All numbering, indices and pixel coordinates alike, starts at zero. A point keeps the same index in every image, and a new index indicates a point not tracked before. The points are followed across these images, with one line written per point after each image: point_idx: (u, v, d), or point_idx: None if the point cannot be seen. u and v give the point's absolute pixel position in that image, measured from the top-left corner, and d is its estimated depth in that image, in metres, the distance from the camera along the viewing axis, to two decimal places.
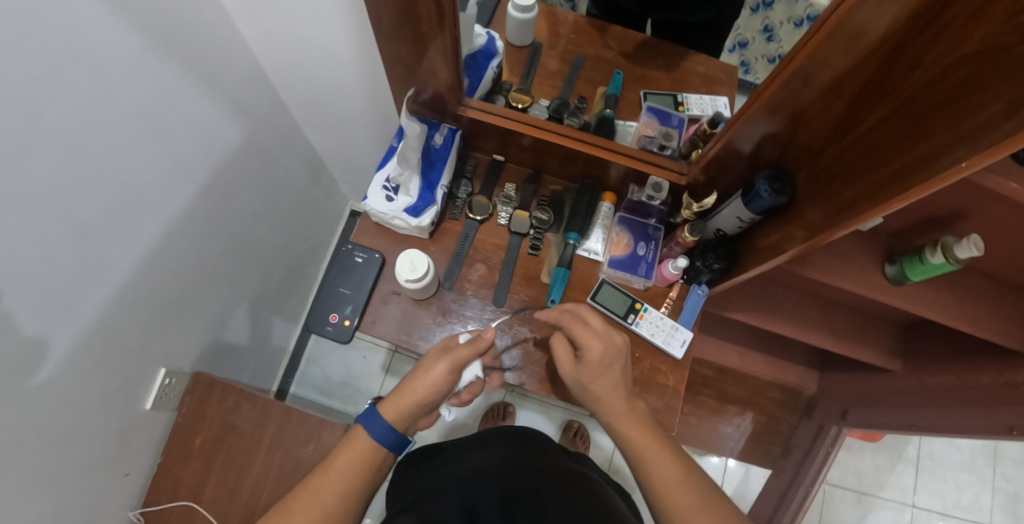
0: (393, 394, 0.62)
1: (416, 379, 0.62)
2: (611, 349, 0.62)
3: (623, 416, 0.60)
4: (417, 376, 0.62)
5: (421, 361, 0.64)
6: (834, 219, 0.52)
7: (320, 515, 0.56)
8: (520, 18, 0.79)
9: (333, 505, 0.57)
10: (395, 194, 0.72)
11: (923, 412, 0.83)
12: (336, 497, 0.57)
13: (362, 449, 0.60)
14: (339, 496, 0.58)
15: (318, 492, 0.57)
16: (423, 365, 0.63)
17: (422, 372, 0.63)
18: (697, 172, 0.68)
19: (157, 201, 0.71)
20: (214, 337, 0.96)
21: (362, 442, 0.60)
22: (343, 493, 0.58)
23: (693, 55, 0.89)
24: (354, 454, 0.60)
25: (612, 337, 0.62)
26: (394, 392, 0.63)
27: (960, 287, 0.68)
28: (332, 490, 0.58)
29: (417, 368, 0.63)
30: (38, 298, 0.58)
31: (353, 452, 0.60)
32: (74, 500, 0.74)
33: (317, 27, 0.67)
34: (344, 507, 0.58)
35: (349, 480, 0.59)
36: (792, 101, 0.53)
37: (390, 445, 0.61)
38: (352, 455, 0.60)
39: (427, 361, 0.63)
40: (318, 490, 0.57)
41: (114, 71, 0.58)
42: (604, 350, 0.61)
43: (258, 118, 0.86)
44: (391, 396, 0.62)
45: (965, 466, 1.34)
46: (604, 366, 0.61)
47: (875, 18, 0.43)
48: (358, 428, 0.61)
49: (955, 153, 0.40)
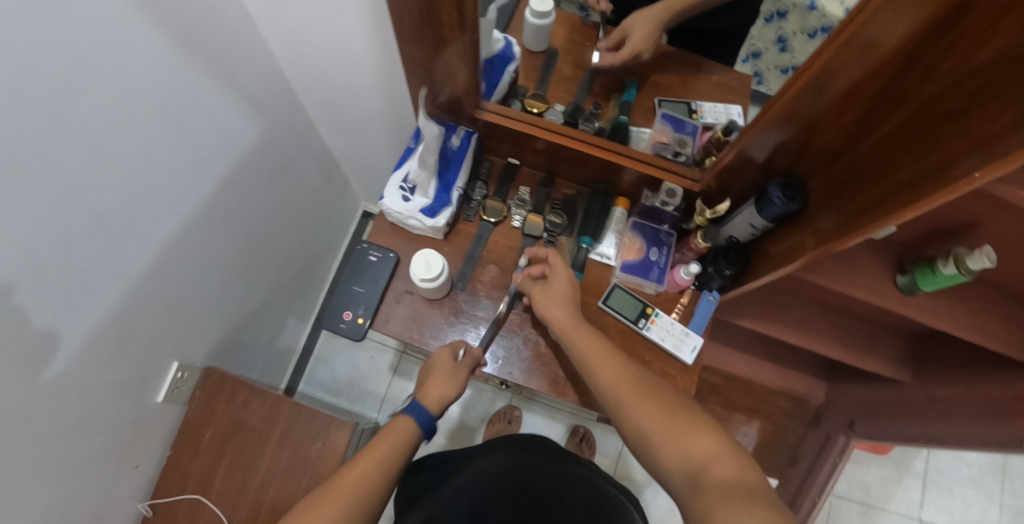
0: (421, 393, 0.68)
1: (446, 387, 0.68)
2: (567, 281, 0.70)
3: (611, 364, 0.63)
4: (449, 381, 0.68)
5: (441, 367, 0.68)
6: (846, 226, 0.52)
7: (368, 486, 0.58)
8: (538, 24, 0.80)
9: (380, 477, 0.59)
10: (411, 194, 0.73)
11: (932, 424, 0.83)
12: (379, 479, 0.59)
13: (406, 432, 0.63)
14: (385, 470, 0.60)
15: (362, 473, 0.59)
16: (449, 372, 0.68)
17: (449, 376, 0.68)
18: (710, 179, 0.68)
19: (175, 197, 0.72)
20: (226, 333, 0.97)
21: (401, 424, 0.64)
22: (386, 471, 0.60)
23: (708, 63, 0.89)
24: (391, 439, 0.62)
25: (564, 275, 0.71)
26: (420, 391, 0.68)
27: (970, 298, 0.68)
28: (380, 464, 0.60)
29: (441, 374, 0.68)
30: (53, 288, 0.59)
31: (397, 432, 0.63)
32: (84, 490, 0.75)
33: (339, 28, 0.68)
34: (383, 488, 0.60)
35: (394, 456, 0.61)
36: (806, 110, 0.54)
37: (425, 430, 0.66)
38: (397, 436, 0.63)
39: (452, 369, 0.69)
40: (361, 471, 0.59)
41: (136, 68, 0.59)
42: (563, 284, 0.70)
43: (276, 117, 0.87)
44: (421, 396, 0.67)
45: (972, 481, 1.33)
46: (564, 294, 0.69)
47: (890, 27, 0.44)
48: (398, 415, 0.65)
49: (965, 163, 0.41)
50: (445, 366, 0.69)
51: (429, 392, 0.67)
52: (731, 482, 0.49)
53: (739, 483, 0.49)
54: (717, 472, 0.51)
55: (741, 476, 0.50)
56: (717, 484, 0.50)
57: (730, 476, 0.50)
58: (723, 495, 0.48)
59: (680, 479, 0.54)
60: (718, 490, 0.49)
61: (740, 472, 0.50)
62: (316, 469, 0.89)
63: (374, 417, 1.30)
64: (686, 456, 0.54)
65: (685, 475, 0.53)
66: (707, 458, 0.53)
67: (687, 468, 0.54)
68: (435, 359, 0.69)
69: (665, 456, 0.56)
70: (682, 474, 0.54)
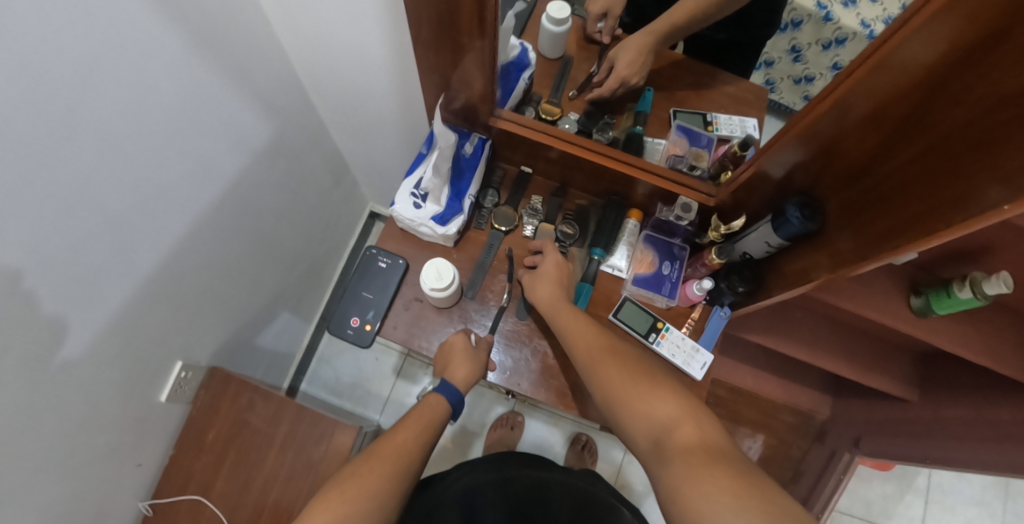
0: (445, 373, 0.70)
1: (467, 368, 0.69)
2: (559, 262, 0.72)
3: (583, 332, 0.65)
4: (472, 363, 0.69)
5: (460, 353, 0.70)
6: (867, 250, 0.52)
7: (405, 459, 0.64)
8: (554, 31, 0.79)
9: (414, 451, 0.65)
10: (423, 201, 0.73)
11: (938, 445, 0.82)
12: (417, 447, 0.66)
13: (436, 410, 0.70)
14: (418, 444, 0.66)
15: (402, 443, 0.65)
16: (468, 355, 0.70)
17: (470, 359, 0.70)
18: (726, 194, 0.68)
19: (184, 197, 0.71)
20: (232, 333, 0.97)
21: (431, 402, 0.71)
22: (422, 441, 0.66)
23: (724, 74, 0.88)
24: (425, 414, 0.69)
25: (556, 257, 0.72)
26: (444, 373, 0.70)
27: (984, 322, 0.67)
28: (413, 438, 0.66)
29: (459, 356, 0.70)
30: (62, 288, 0.58)
31: (428, 410, 0.70)
32: (86, 490, 0.74)
33: (354, 31, 0.68)
34: (422, 456, 0.66)
35: (426, 431, 0.67)
36: (829, 131, 0.53)
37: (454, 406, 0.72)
38: (428, 412, 0.69)
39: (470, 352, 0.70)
40: (401, 441, 0.65)
41: (149, 68, 0.58)
42: (552, 266, 0.71)
43: (287, 117, 0.86)
44: (446, 377, 0.69)
45: (975, 500, 1.33)
46: (555, 276, 0.71)
47: (922, 51, 0.43)
48: (428, 393, 0.72)
49: (992, 195, 0.40)
50: (461, 350, 0.70)
51: (453, 374, 0.69)
52: (694, 443, 0.52)
53: (700, 444, 0.51)
54: (681, 435, 0.53)
55: (702, 437, 0.52)
56: (681, 446, 0.52)
57: (693, 437, 0.52)
58: (686, 456, 0.50)
59: (647, 443, 0.56)
60: (681, 451, 0.51)
61: (701, 433, 0.53)
62: (319, 473, 0.89)
63: (376, 419, 1.30)
64: (651, 420, 0.56)
65: (651, 439, 0.55)
66: (671, 422, 0.55)
67: (653, 432, 0.56)
68: (451, 349, 0.71)
69: (631, 421, 0.58)
70: (649, 438, 0.56)
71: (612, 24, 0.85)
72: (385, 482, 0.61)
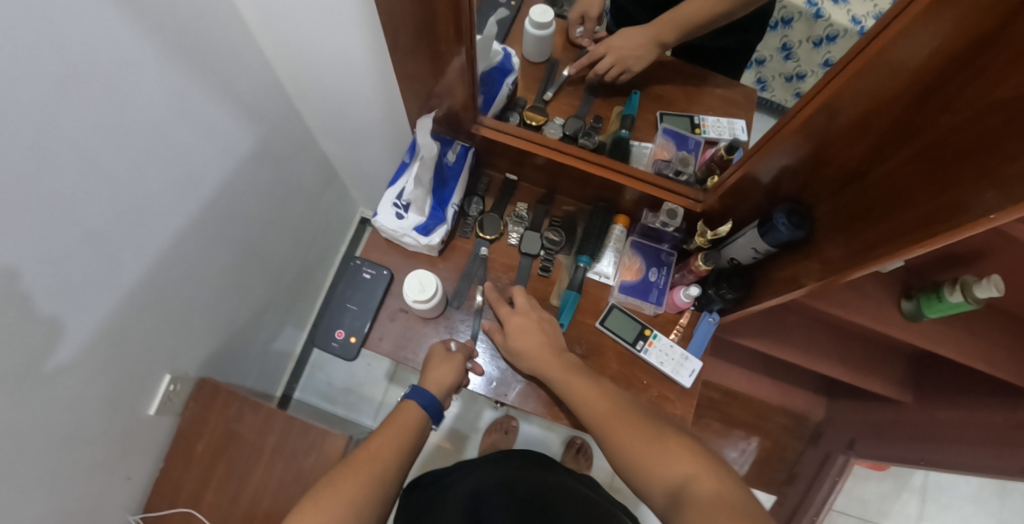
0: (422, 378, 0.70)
1: (444, 368, 0.69)
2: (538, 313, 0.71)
3: (585, 391, 0.64)
4: (445, 365, 0.69)
5: (435, 357, 0.70)
6: (856, 257, 0.51)
7: (380, 468, 0.61)
8: (538, 35, 0.78)
9: (391, 458, 0.62)
10: (405, 211, 0.72)
11: (931, 448, 0.82)
12: (391, 454, 0.63)
13: (413, 416, 0.67)
14: (395, 452, 0.63)
15: (377, 451, 0.62)
16: (441, 358, 0.70)
17: (441, 362, 0.70)
18: (714, 199, 0.67)
19: (166, 209, 0.70)
20: (221, 343, 0.96)
21: (407, 408, 0.68)
22: (397, 448, 0.63)
23: (712, 75, 0.87)
24: (400, 422, 0.66)
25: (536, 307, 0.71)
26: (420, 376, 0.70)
27: (977, 326, 0.67)
28: (388, 447, 0.63)
29: (436, 358, 0.70)
30: (43, 306, 0.58)
31: (405, 415, 0.67)
32: (74, 505, 0.74)
33: (334, 38, 0.66)
34: (399, 463, 0.63)
35: (402, 438, 0.65)
36: (817, 135, 0.52)
37: (431, 410, 0.69)
38: (404, 419, 0.67)
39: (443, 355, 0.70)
40: (375, 450, 0.62)
41: (127, 82, 0.57)
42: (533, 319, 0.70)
43: (271, 126, 0.85)
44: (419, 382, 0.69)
45: (971, 497, 1.33)
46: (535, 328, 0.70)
47: (911, 54, 0.42)
48: (404, 401, 0.69)
49: (984, 201, 0.39)
50: (436, 354, 0.70)
51: (428, 376, 0.68)
52: (713, 500, 0.49)
53: (721, 499, 0.49)
54: (699, 489, 0.51)
55: (722, 492, 0.50)
56: (699, 502, 0.49)
57: (712, 492, 0.50)
58: (706, 512, 0.48)
59: (664, 500, 0.53)
60: (701, 507, 0.49)
61: (721, 488, 0.50)
62: (310, 484, 0.88)
63: (370, 425, 1.30)
64: (668, 478, 0.54)
65: (668, 495, 0.53)
66: (688, 478, 0.52)
67: (669, 488, 0.53)
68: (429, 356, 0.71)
69: (648, 480, 0.55)
70: (665, 496, 0.53)
71: (591, 27, 0.84)
72: (359, 491, 0.58)
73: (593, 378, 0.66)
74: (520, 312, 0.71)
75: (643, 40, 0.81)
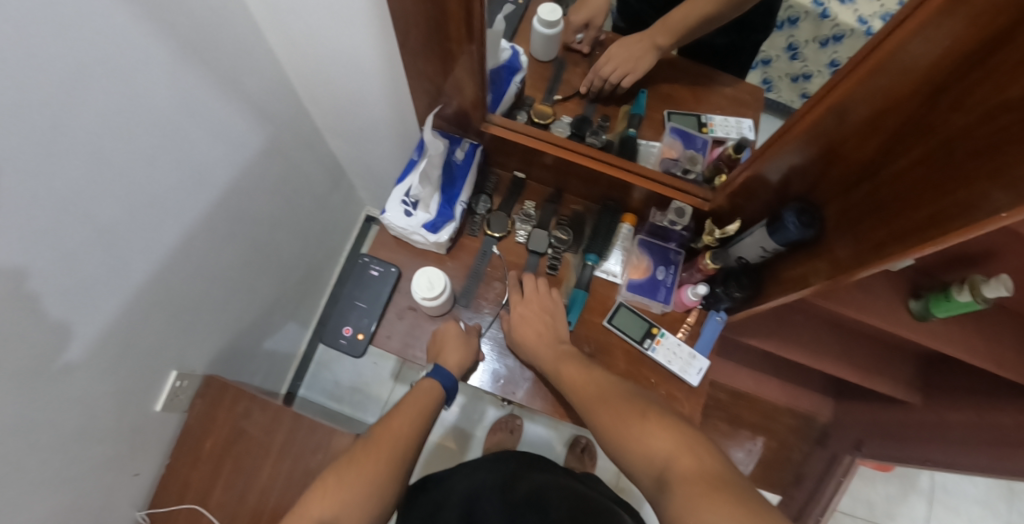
0: (437, 360, 0.70)
1: (461, 353, 0.69)
2: (543, 301, 0.73)
3: (578, 377, 0.65)
4: (459, 348, 0.70)
5: (449, 339, 0.71)
6: (864, 257, 0.51)
7: (401, 446, 0.64)
8: (546, 34, 0.78)
9: (410, 436, 0.65)
10: (414, 208, 0.73)
11: (940, 449, 0.82)
12: (412, 432, 0.66)
13: (428, 395, 0.69)
14: (413, 431, 0.66)
15: (398, 430, 0.65)
16: (458, 340, 0.70)
17: (455, 344, 0.70)
18: (722, 199, 0.67)
19: (175, 207, 0.70)
20: (228, 341, 0.96)
21: (425, 387, 0.69)
22: (418, 427, 0.66)
23: (721, 75, 0.87)
24: (419, 400, 0.68)
25: (544, 292, 0.73)
26: (437, 359, 0.70)
27: (986, 326, 0.66)
28: (406, 426, 0.66)
29: (452, 343, 0.70)
30: (56, 303, 0.59)
31: (422, 394, 0.69)
32: (83, 501, 0.74)
33: (343, 37, 0.67)
34: (417, 440, 0.66)
35: (419, 416, 0.67)
36: (826, 135, 0.53)
37: (449, 389, 0.70)
38: (419, 398, 0.69)
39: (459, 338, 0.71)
40: (397, 428, 0.65)
41: (137, 80, 0.57)
42: (537, 306, 0.72)
43: (279, 124, 0.85)
44: (438, 363, 0.68)
45: (979, 499, 1.32)
46: (537, 315, 0.72)
47: (922, 54, 0.42)
48: (423, 377, 0.70)
49: (993, 201, 0.39)
50: (452, 336, 0.71)
51: (448, 359, 0.69)
52: (695, 477, 0.51)
53: (700, 474, 0.51)
54: (681, 467, 0.52)
55: (701, 468, 0.51)
56: (680, 480, 0.51)
57: (692, 469, 0.52)
58: (686, 488, 0.50)
59: (651, 479, 0.55)
60: (682, 485, 0.51)
61: (699, 463, 0.52)
62: None
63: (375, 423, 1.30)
64: (654, 457, 0.56)
65: (654, 476, 0.55)
66: (669, 457, 0.54)
67: (654, 469, 0.55)
68: (444, 337, 0.71)
69: (636, 460, 0.57)
70: (652, 476, 0.55)
71: (593, 34, 0.85)
72: (383, 469, 0.62)
73: (589, 363, 0.67)
74: (527, 302, 0.73)
75: (642, 45, 0.81)
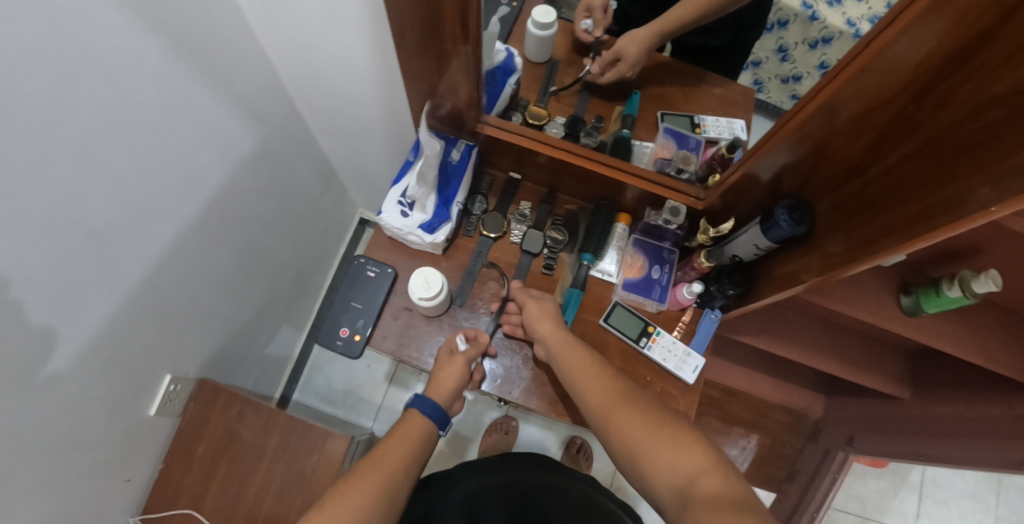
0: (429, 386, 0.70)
1: (448, 374, 0.69)
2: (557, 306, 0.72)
3: (595, 377, 0.64)
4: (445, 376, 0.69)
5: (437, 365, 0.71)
6: (855, 252, 0.52)
7: (385, 476, 0.61)
8: (540, 35, 0.78)
9: (395, 466, 0.62)
10: (410, 209, 0.73)
11: (931, 442, 0.83)
12: (400, 465, 0.63)
13: (416, 425, 0.67)
14: (398, 460, 0.63)
15: (382, 459, 0.62)
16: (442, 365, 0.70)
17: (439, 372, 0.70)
18: (715, 198, 0.68)
19: (168, 208, 0.70)
20: (220, 344, 0.96)
21: (411, 417, 0.68)
22: (407, 459, 0.63)
23: (711, 75, 0.88)
24: (409, 432, 0.66)
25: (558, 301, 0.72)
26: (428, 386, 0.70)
27: (973, 320, 0.68)
28: (392, 455, 0.63)
29: (444, 358, 0.70)
30: (45, 306, 0.58)
31: (410, 425, 0.67)
32: (73, 508, 0.73)
33: (336, 39, 0.67)
34: (405, 471, 0.63)
35: (405, 445, 0.64)
36: (817, 133, 0.53)
37: (438, 420, 0.68)
38: (409, 427, 0.66)
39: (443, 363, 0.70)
40: (381, 458, 0.62)
41: (128, 81, 0.57)
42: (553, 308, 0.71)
43: (273, 126, 0.85)
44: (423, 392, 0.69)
45: (968, 493, 1.34)
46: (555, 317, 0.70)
47: (910, 53, 0.43)
48: (409, 408, 0.69)
49: (980, 195, 0.40)
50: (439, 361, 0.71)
51: (437, 384, 0.69)
52: (721, 498, 0.49)
53: (726, 498, 0.49)
54: (705, 487, 0.51)
55: (728, 490, 0.50)
56: (707, 501, 0.50)
57: (718, 490, 0.50)
58: (710, 511, 0.48)
59: (670, 493, 0.54)
60: (708, 505, 0.49)
61: (727, 486, 0.51)
62: (310, 486, 0.88)
63: (370, 426, 1.29)
64: (673, 471, 0.54)
65: (674, 491, 0.53)
66: (694, 475, 0.53)
67: (675, 484, 0.54)
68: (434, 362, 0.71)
69: (653, 472, 0.55)
70: (671, 490, 0.54)
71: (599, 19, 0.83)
72: (364, 502, 0.58)
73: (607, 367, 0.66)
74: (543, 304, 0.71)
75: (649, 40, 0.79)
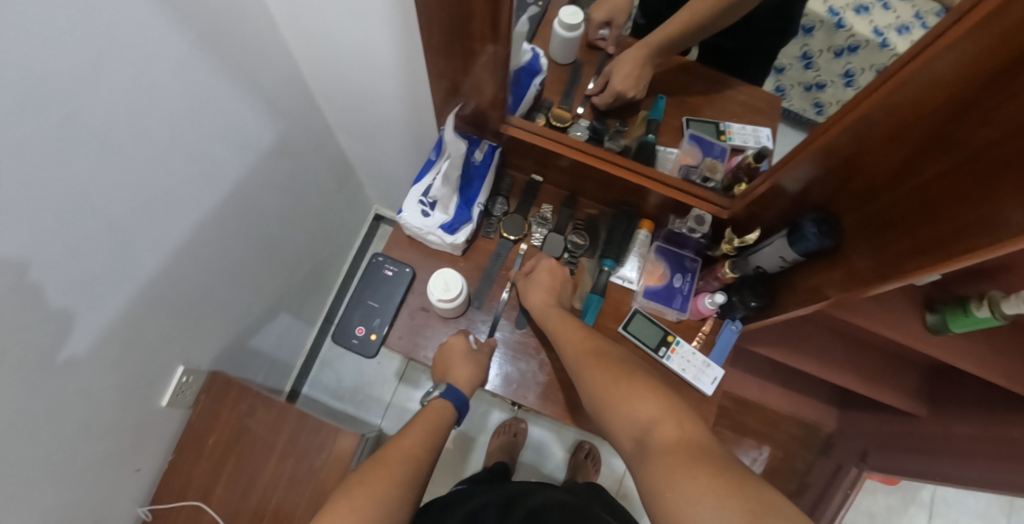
0: (447, 378, 0.70)
1: (469, 370, 0.69)
2: (555, 274, 0.73)
3: (574, 338, 0.66)
4: (466, 368, 0.69)
5: (450, 360, 0.71)
6: (885, 270, 0.51)
7: (413, 463, 0.63)
8: (566, 37, 0.77)
9: (422, 456, 0.64)
10: (431, 209, 0.72)
11: (947, 463, 0.82)
12: (424, 450, 0.65)
13: (439, 413, 0.70)
14: (424, 449, 0.65)
15: (410, 448, 0.64)
16: (460, 359, 0.70)
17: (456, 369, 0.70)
18: (740, 207, 0.67)
19: (187, 199, 0.69)
20: (233, 338, 0.95)
21: (437, 406, 0.70)
22: (428, 444, 0.66)
23: (738, 82, 0.87)
24: (433, 419, 0.69)
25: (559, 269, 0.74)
26: (446, 379, 0.70)
27: (1001, 341, 0.66)
28: (417, 443, 0.65)
29: (459, 359, 0.70)
30: (62, 296, 0.57)
31: (434, 413, 0.70)
32: (83, 497, 0.73)
33: (362, 35, 0.66)
34: (428, 458, 0.65)
35: (431, 434, 0.67)
36: (851, 146, 0.52)
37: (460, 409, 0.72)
38: (432, 415, 0.69)
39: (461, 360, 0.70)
40: (408, 445, 0.64)
41: (152, 70, 0.56)
42: (550, 278, 0.72)
43: (293, 120, 0.85)
44: (450, 382, 0.70)
45: (978, 513, 1.32)
46: (550, 287, 0.72)
47: (951, 68, 0.42)
48: (435, 396, 0.71)
49: (1019, 217, 0.39)
50: (453, 355, 0.70)
51: (456, 378, 0.69)
52: (673, 443, 0.52)
53: (681, 443, 0.52)
54: (662, 434, 0.54)
55: (683, 436, 0.53)
56: (663, 446, 0.52)
57: (673, 436, 0.53)
58: (665, 457, 0.51)
59: (631, 441, 0.57)
60: (662, 450, 0.52)
61: (682, 432, 0.53)
62: (319, 482, 0.88)
63: (378, 424, 1.29)
64: (635, 420, 0.57)
65: (634, 439, 0.56)
66: (652, 422, 0.55)
67: (636, 432, 0.56)
68: (449, 352, 0.71)
69: (617, 422, 0.59)
70: (632, 437, 0.57)
71: (616, 33, 0.84)
72: (394, 488, 0.59)
73: (589, 329, 0.68)
74: (541, 275, 0.73)
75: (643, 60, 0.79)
